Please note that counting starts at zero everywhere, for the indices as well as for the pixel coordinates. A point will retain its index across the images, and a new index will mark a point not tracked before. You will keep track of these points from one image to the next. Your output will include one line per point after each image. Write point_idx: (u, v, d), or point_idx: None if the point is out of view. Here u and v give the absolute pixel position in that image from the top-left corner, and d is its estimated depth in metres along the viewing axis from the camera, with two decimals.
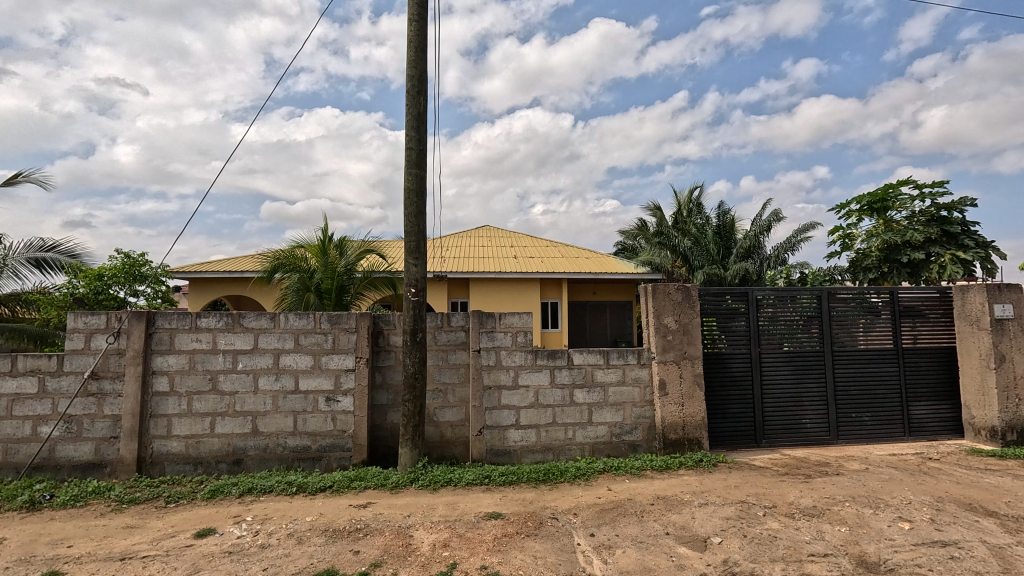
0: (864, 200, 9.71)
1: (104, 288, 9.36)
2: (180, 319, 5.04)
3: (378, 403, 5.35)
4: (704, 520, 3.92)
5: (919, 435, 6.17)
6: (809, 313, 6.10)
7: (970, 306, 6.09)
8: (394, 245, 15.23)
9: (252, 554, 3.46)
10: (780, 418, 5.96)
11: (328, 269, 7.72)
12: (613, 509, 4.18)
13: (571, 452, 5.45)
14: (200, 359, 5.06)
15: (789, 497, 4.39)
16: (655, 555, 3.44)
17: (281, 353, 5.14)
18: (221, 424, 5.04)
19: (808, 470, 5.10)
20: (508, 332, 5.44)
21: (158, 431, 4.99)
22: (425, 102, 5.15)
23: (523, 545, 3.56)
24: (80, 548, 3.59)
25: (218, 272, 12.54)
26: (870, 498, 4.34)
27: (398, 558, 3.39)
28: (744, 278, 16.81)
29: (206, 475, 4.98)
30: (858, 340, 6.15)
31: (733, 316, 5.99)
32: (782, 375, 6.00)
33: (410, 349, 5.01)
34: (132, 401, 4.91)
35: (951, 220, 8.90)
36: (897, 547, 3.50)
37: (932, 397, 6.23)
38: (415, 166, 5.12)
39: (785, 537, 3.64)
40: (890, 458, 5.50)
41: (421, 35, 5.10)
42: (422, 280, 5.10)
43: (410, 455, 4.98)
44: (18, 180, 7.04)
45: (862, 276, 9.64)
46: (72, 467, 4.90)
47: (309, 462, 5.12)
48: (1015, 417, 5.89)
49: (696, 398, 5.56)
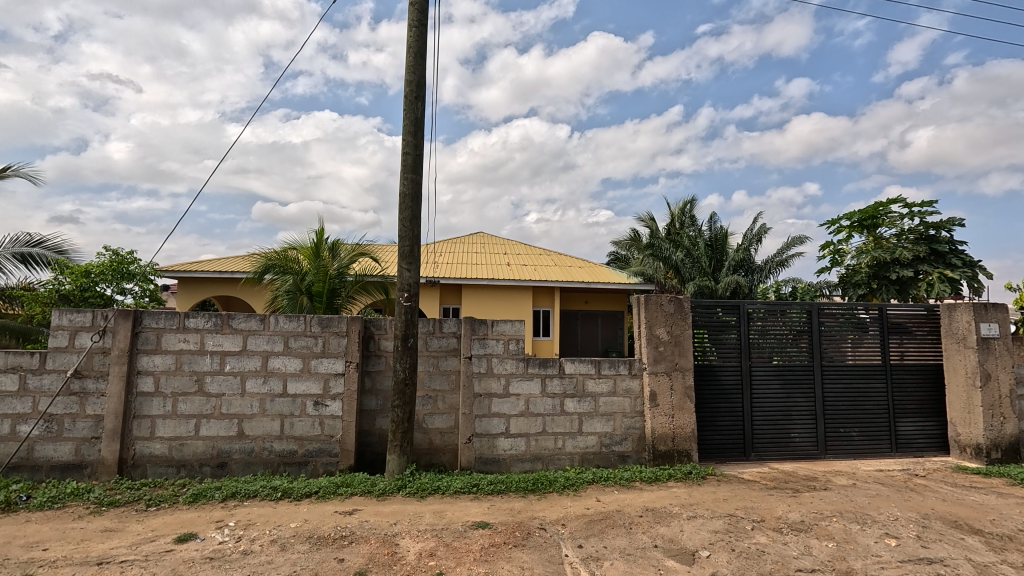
0: (855, 216, 9.85)
1: (90, 285, 9.18)
2: (168, 319, 4.98)
3: (367, 408, 5.28)
4: (692, 533, 3.91)
5: (906, 451, 6.21)
6: (798, 327, 6.13)
7: (957, 324, 6.16)
8: (388, 249, 15.25)
9: (234, 560, 3.38)
10: (769, 432, 5.97)
11: (319, 272, 7.64)
12: (602, 520, 4.16)
13: (560, 462, 5.43)
14: (187, 359, 4.99)
15: (777, 511, 4.39)
16: (643, 568, 3.42)
17: (270, 355, 5.08)
18: (207, 426, 4.97)
19: (797, 485, 5.11)
20: (500, 340, 5.41)
21: (142, 433, 4.90)
22: (422, 107, 5.15)
23: (511, 555, 3.53)
24: (56, 551, 3.49)
25: (208, 272, 12.38)
26: (858, 513, 4.35)
27: (383, 566, 3.34)
28: (737, 291, 16.94)
29: (189, 478, 4.89)
30: (847, 356, 6.19)
31: (724, 329, 6.02)
32: (771, 390, 6.02)
33: (402, 354, 4.97)
34: (116, 401, 4.82)
35: (940, 240, 9.07)
36: (883, 563, 3.50)
37: (920, 414, 6.27)
38: (412, 171, 5.10)
39: (773, 552, 3.63)
40: (877, 474, 5.52)
41: (421, 41, 5.10)
42: (415, 285, 5.06)
43: (397, 462, 4.92)
44: (7, 174, 6.95)
45: (851, 292, 9.79)
46: (51, 468, 4.79)
47: (295, 466, 5.05)
48: (1000, 434, 5.95)
49: (686, 410, 5.56)
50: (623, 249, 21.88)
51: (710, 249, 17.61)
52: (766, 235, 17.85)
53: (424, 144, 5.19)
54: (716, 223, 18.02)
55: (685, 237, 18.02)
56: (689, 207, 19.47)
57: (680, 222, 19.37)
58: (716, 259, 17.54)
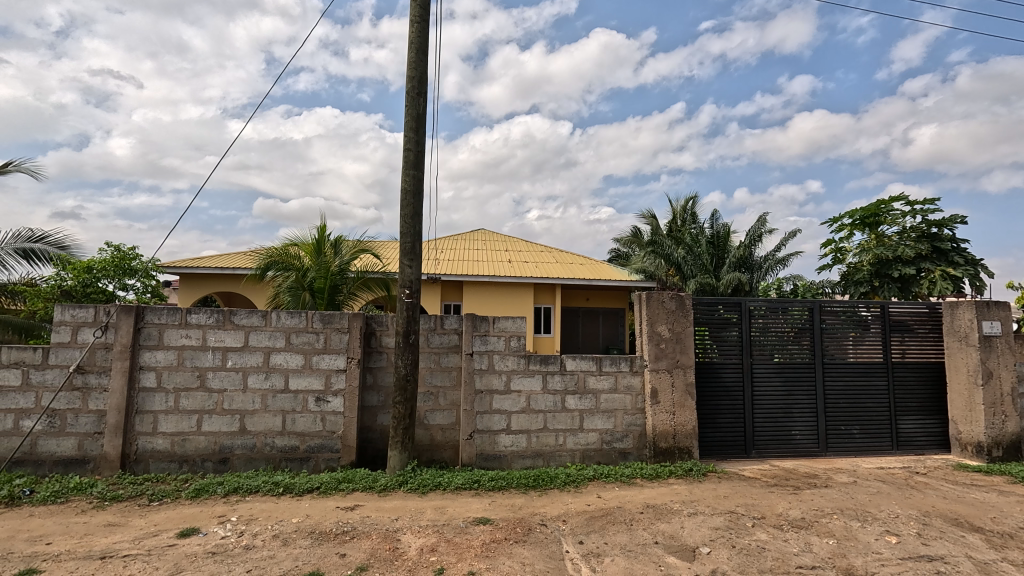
0: (856, 214, 9.83)
1: (93, 280, 9.09)
2: (170, 315, 4.99)
3: (368, 404, 5.30)
4: (693, 530, 3.92)
5: (907, 449, 6.21)
6: (800, 325, 6.13)
7: (959, 322, 6.14)
8: (388, 245, 15.28)
9: (236, 555, 3.40)
10: (770, 429, 5.97)
11: (321, 268, 7.65)
12: (603, 517, 4.17)
13: (561, 459, 5.43)
14: (189, 355, 5.00)
15: (778, 508, 4.40)
16: (644, 564, 3.42)
17: (271, 352, 5.09)
18: (209, 422, 4.98)
19: (797, 482, 5.11)
20: (501, 336, 5.41)
21: (144, 428, 4.92)
22: (424, 104, 5.14)
23: (511, 551, 3.53)
24: (59, 546, 3.50)
25: (209, 268, 12.39)
26: (858, 511, 4.36)
27: (384, 562, 3.35)
28: (738, 288, 16.90)
29: (191, 473, 4.91)
30: (848, 354, 6.19)
31: (726, 326, 6.02)
32: (772, 387, 6.01)
33: (403, 350, 4.97)
34: (119, 396, 4.84)
35: (942, 237, 9.04)
36: (884, 560, 3.50)
37: (921, 412, 6.27)
38: (414, 167, 5.09)
39: (773, 549, 3.63)
40: (878, 471, 5.52)
41: (422, 37, 5.09)
42: (416, 282, 5.06)
43: (399, 458, 4.93)
44: (9, 170, 6.96)
45: (852, 290, 9.77)
46: (54, 463, 4.82)
47: (296, 462, 5.06)
48: (1001, 433, 5.94)
49: (687, 407, 5.56)
50: (624, 246, 21.87)
51: (711, 246, 17.58)
52: (767, 233, 17.82)
53: (426, 140, 5.18)
54: (716, 221, 17.99)
55: (686, 234, 18.01)
56: (691, 204, 19.45)
57: (682, 219, 19.36)
58: (717, 256, 17.52)
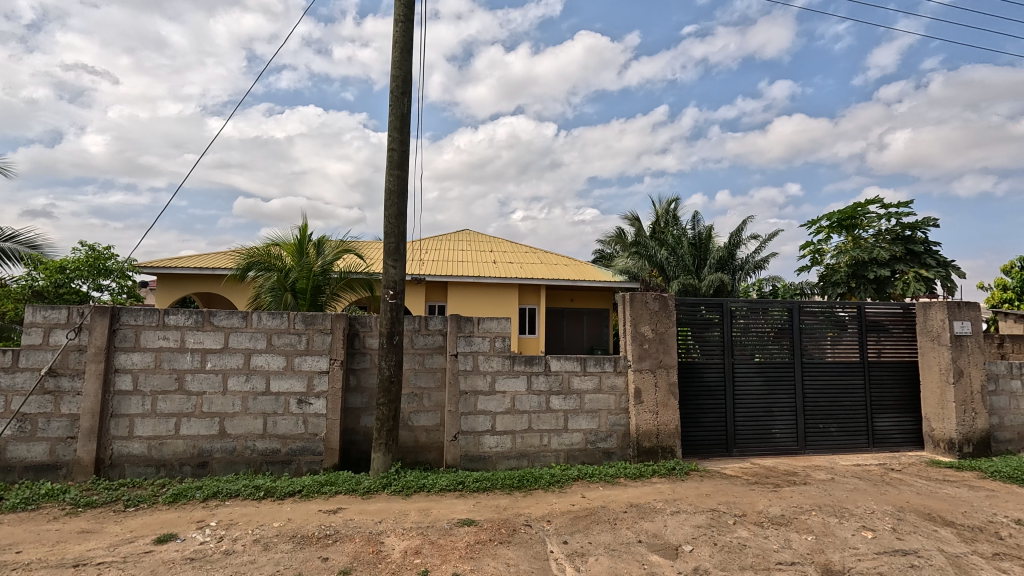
0: (834, 217, 10.04)
1: (66, 281, 8.86)
2: (147, 316, 4.89)
3: (351, 406, 5.25)
4: (676, 528, 3.96)
5: (882, 446, 6.36)
6: (780, 325, 6.23)
7: (931, 322, 6.30)
8: (371, 245, 15.19)
9: (216, 561, 3.34)
10: (751, 428, 6.07)
11: (303, 269, 7.56)
12: (587, 516, 4.19)
13: (546, 459, 5.45)
14: (167, 357, 4.89)
15: (758, 505, 4.47)
16: (628, 563, 3.45)
17: (252, 353, 5.02)
18: (187, 425, 4.88)
19: (777, 479, 5.20)
20: (486, 337, 5.41)
21: (119, 432, 4.80)
22: (408, 103, 5.12)
23: (496, 552, 3.53)
24: (29, 554, 3.40)
25: (188, 268, 12.14)
26: (836, 507, 4.45)
27: (368, 565, 3.32)
28: (720, 289, 17.14)
29: (169, 477, 4.81)
30: (826, 353, 6.31)
31: (708, 326, 6.10)
32: (753, 386, 6.11)
33: (387, 351, 4.93)
34: (93, 400, 4.71)
35: (915, 240, 9.28)
36: (861, 555, 3.58)
37: (896, 409, 6.43)
38: (398, 167, 5.06)
39: (754, 545, 3.69)
40: (855, 468, 5.64)
41: (407, 36, 5.06)
42: (400, 282, 5.03)
43: (383, 460, 4.89)
44: None
45: (830, 291, 9.97)
46: (24, 469, 4.68)
47: (277, 465, 4.99)
48: (971, 429, 6.11)
49: (670, 406, 5.62)
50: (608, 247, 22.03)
51: (693, 247, 17.80)
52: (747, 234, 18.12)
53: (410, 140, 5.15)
54: (699, 222, 18.24)
55: (669, 236, 18.22)
56: (673, 206, 19.69)
57: (664, 221, 19.59)
58: (699, 257, 17.76)
